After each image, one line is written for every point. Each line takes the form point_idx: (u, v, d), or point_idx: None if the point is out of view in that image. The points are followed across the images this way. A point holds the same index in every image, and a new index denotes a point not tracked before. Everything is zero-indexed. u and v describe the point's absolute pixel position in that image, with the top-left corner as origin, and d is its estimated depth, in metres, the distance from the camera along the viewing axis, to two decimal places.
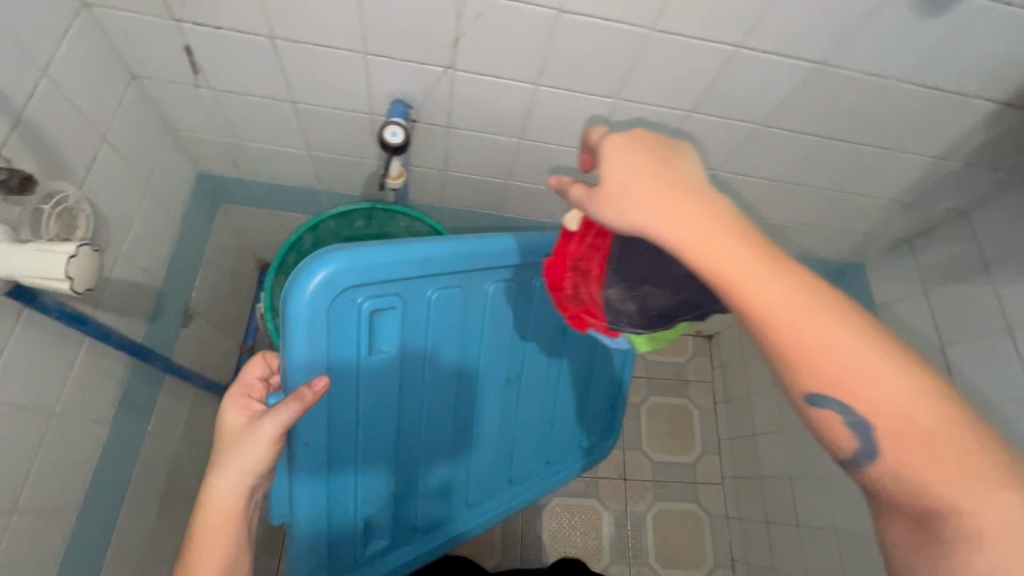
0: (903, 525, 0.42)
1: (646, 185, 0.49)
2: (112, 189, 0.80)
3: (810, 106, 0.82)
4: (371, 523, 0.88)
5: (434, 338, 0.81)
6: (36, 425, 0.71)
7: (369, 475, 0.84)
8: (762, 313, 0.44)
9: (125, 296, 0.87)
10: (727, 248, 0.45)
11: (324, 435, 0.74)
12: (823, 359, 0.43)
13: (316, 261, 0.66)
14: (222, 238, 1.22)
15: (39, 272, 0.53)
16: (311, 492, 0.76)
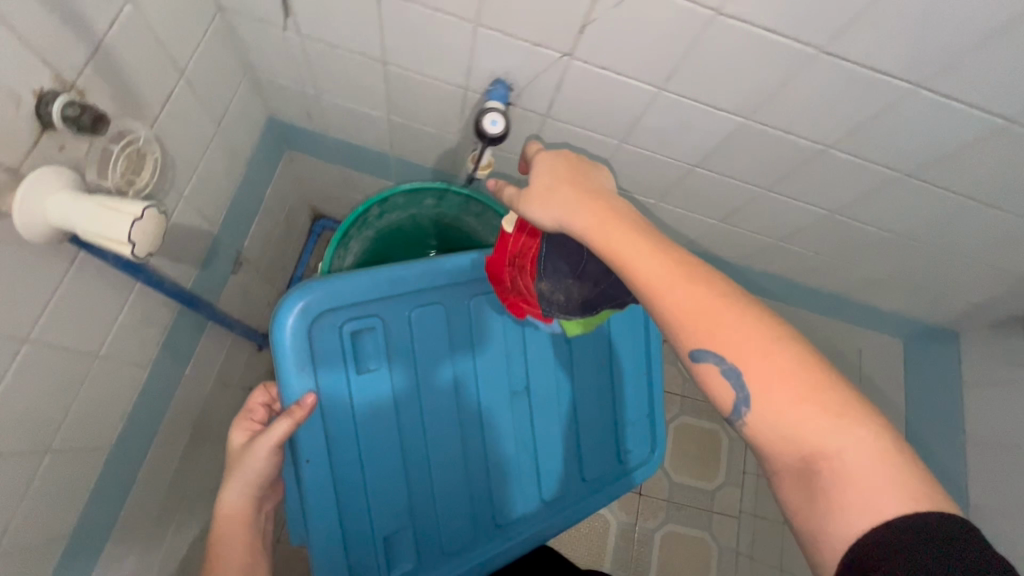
0: (787, 476, 0.46)
1: (563, 182, 0.60)
2: (183, 129, 0.75)
3: (973, 163, 0.70)
4: (392, 539, 0.85)
5: (420, 357, 0.85)
6: (79, 368, 0.69)
7: (380, 491, 0.83)
8: (647, 278, 0.51)
9: (181, 241, 0.82)
10: (611, 225, 0.55)
11: (323, 448, 0.79)
12: (692, 319, 0.49)
13: (293, 297, 0.76)
14: (283, 186, 1.17)
15: (102, 233, 0.48)
16: (320, 507, 0.79)
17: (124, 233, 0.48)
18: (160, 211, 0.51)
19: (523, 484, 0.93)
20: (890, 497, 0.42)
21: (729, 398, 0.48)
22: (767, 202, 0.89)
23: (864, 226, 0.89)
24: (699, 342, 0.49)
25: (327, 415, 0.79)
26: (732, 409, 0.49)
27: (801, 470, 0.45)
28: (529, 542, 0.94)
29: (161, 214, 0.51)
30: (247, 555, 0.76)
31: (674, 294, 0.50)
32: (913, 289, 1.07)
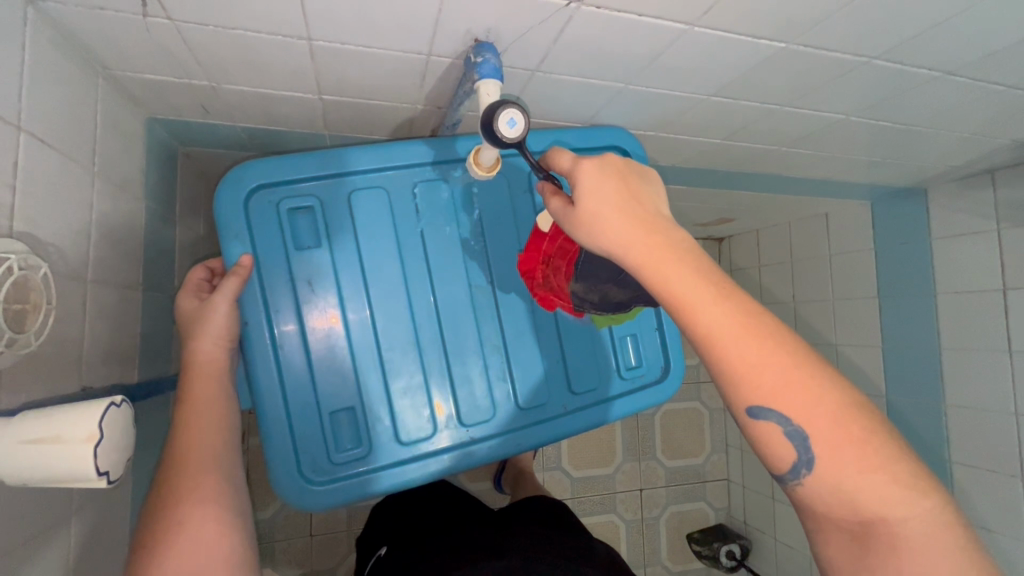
0: (834, 535, 0.46)
1: (610, 207, 0.49)
2: (49, 202, 0.52)
3: (1011, 57, 0.65)
4: (341, 427, 0.69)
5: (367, 236, 0.69)
6: (61, 545, 0.54)
7: (327, 372, 0.68)
8: (709, 330, 0.47)
9: (105, 333, 0.63)
10: (670, 267, 0.48)
11: (265, 318, 0.66)
12: (750, 376, 0.46)
13: (235, 167, 0.66)
14: (191, 193, 0.91)
15: (51, 473, 0.37)
16: (264, 380, 0.66)
17: (89, 466, 0.38)
18: (117, 405, 0.40)
19: (496, 373, 0.73)
20: (927, 543, 0.43)
21: (790, 459, 0.46)
22: (778, 115, 0.79)
23: (873, 122, 0.83)
24: (759, 402, 0.46)
25: (268, 284, 0.67)
26: (790, 468, 0.47)
27: (857, 537, 0.44)
28: (500, 450, 0.72)
29: (119, 407, 0.41)
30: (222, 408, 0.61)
31: (740, 352, 0.46)
32: (898, 165, 1.04)
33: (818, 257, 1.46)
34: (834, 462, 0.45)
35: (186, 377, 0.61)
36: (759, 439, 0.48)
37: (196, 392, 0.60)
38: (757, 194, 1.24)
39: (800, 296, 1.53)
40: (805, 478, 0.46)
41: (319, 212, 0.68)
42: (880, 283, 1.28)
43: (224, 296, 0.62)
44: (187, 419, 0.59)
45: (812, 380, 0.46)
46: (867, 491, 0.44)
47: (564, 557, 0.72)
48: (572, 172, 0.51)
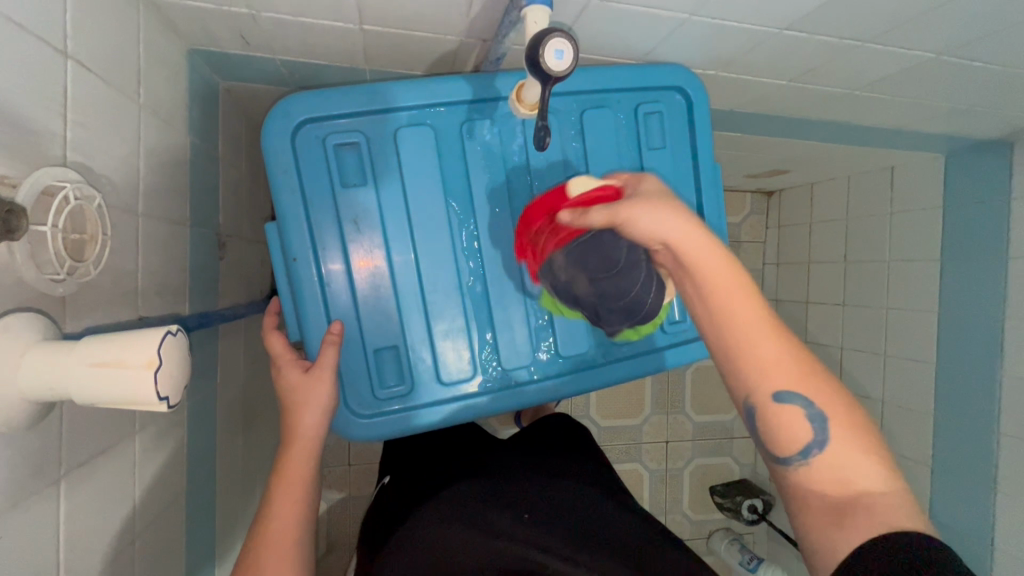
0: (818, 510, 0.46)
1: (679, 199, 0.52)
2: (98, 134, 0.52)
3: None
4: (385, 363, 0.70)
5: (413, 177, 0.67)
6: (127, 459, 0.59)
7: (372, 311, 0.68)
8: (748, 320, 0.49)
9: (157, 265, 0.65)
10: (720, 262, 0.50)
11: (315, 254, 0.67)
12: (776, 366, 0.48)
13: (281, 99, 0.64)
14: (233, 130, 0.91)
15: (116, 397, 0.39)
16: (311, 317, 0.67)
17: (150, 390, 0.39)
18: (173, 334, 0.41)
19: (537, 321, 0.73)
20: None
21: (806, 438, 0.47)
22: (856, 54, 0.72)
23: (966, 61, 0.74)
24: (787, 388, 0.48)
25: (315, 220, 0.66)
26: (801, 450, 0.48)
27: (837, 507, 0.45)
28: (538, 394, 0.73)
29: (174, 335, 0.41)
30: (312, 475, 0.60)
31: (768, 345, 0.49)
32: (987, 114, 0.94)
33: (879, 214, 1.37)
34: (836, 435, 0.47)
35: (282, 457, 0.60)
36: (771, 422, 0.49)
37: (291, 467, 0.59)
38: (819, 144, 1.16)
39: (853, 256, 1.46)
40: (813, 458, 0.47)
41: (366, 148, 0.66)
42: (946, 245, 1.20)
43: (328, 366, 0.63)
44: (279, 495, 0.58)
45: (826, 377, 0.49)
46: (852, 466, 0.46)
47: (569, 478, 0.75)
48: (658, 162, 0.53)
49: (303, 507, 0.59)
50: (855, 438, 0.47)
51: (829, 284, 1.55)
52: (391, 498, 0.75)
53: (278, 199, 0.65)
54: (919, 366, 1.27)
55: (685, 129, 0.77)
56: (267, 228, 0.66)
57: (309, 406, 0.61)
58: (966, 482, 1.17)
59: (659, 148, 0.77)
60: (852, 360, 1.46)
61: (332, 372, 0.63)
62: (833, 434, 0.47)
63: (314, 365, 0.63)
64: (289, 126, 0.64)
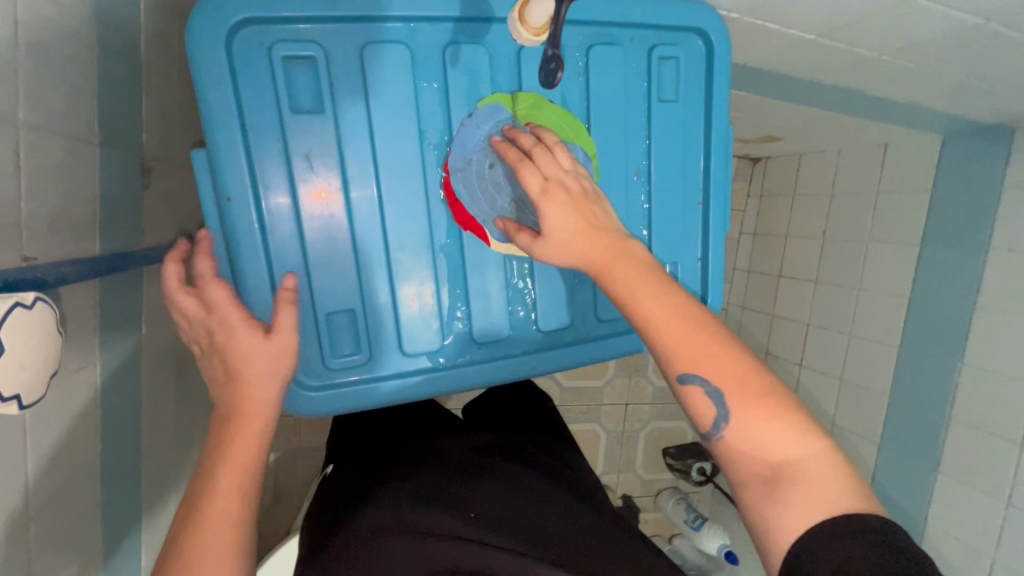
0: (749, 482, 0.43)
1: (570, 219, 0.50)
2: None
3: None
4: (340, 328, 0.60)
5: (381, 107, 0.55)
6: (13, 427, 0.48)
7: (324, 267, 0.57)
8: (650, 317, 0.47)
9: (52, 192, 0.52)
10: (619, 268, 0.49)
11: (256, 194, 0.54)
12: (681, 347, 0.45)
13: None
14: (162, 29, 0.75)
15: None
16: (250, 270, 0.55)
17: (11, 375, 0.38)
18: (24, 308, 0.38)
19: (516, 291, 0.64)
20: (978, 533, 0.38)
21: (712, 418, 0.45)
22: (898, 11, 0.63)
23: (1009, 31, 0.67)
24: (695, 372, 0.45)
25: (258, 152, 0.54)
26: (713, 426, 0.45)
27: (768, 477, 0.42)
28: (513, 371, 0.65)
29: (29, 307, 0.39)
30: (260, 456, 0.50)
31: (674, 327, 0.46)
32: (1001, 95, 0.89)
33: (866, 191, 1.33)
34: (745, 412, 0.44)
35: (223, 433, 0.49)
36: (689, 406, 0.46)
37: (231, 449, 0.49)
38: (822, 112, 1.09)
39: (832, 233, 1.43)
40: (724, 434, 0.45)
41: (324, 65, 0.53)
42: (928, 230, 1.18)
43: (285, 328, 0.52)
44: (215, 482, 0.48)
45: (744, 361, 0.45)
46: (765, 434, 0.43)
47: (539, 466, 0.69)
48: (538, 186, 0.51)
49: (248, 494, 0.49)
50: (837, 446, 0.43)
51: (804, 260, 1.52)
52: (341, 483, 0.67)
53: (209, 120, 0.52)
54: (882, 347, 1.28)
55: (703, 80, 0.67)
56: (194, 156, 0.54)
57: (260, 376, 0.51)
58: (909, 461, 1.21)
59: (671, 102, 0.67)
60: (817, 338, 1.47)
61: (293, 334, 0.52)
62: (735, 409, 0.44)
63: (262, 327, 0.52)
64: (224, 27, 0.50)
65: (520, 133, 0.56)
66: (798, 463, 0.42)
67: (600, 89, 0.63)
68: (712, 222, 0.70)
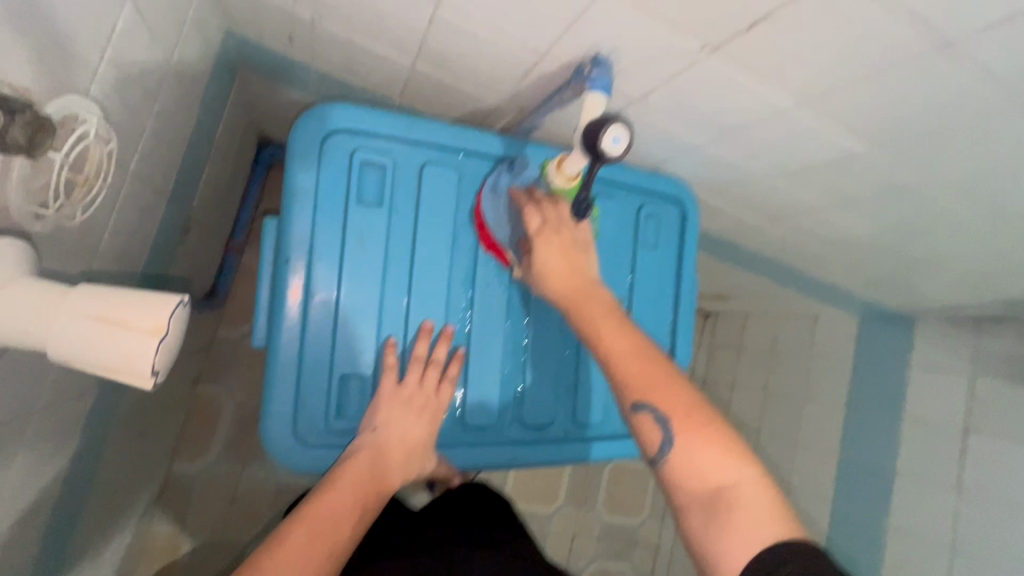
0: (693, 510, 0.48)
1: (555, 259, 0.61)
2: (130, 82, 0.50)
3: None
4: (349, 393, 0.64)
5: (428, 211, 0.67)
6: (19, 439, 0.49)
7: (349, 332, 0.64)
8: (610, 350, 0.55)
9: (129, 231, 0.59)
10: (587, 306, 0.58)
11: (308, 261, 0.62)
12: (634, 376, 0.52)
13: (321, 103, 0.63)
14: (235, 118, 0.88)
15: (104, 364, 0.36)
16: (286, 325, 0.62)
17: (79, 322, 0.36)
18: (184, 305, 0.38)
19: (510, 386, 0.72)
20: None
21: (654, 439, 0.50)
22: (822, 215, 0.84)
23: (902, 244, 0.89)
24: (644, 398, 0.51)
25: (319, 228, 0.63)
26: (656, 447, 0.51)
27: (707, 502, 0.47)
28: (496, 459, 0.71)
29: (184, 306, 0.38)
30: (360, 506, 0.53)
31: (633, 362, 0.53)
32: (903, 292, 1.11)
33: (800, 356, 1.52)
34: (685, 440, 0.49)
35: (325, 488, 0.52)
36: (635, 429, 0.52)
37: (334, 497, 0.52)
38: (763, 281, 1.29)
39: (774, 388, 1.59)
40: (668, 457, 0.50)
41: (390, 172, 0.66)
42: (852, 395, 1.34)
43: (417, 387, 0.63)
44: (305, 519, 0.48)
45: (693, 394, 0.51)
46: (706, 460, 0.48)
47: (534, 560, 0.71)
48: (534, 228, 0.62)
49: (349, 538, 0.50)
50: (772, 481, 0.48)
51: (749, 411, 1.65)
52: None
53: (289, 196, 0.62)
54: (818, 502, 1.36)
55: (678, 237, 0.84)
56: (265, 223, 0.63)
57: (398, 418, 0.60)
58: None
59: (651, 249, 0.82)
60: None
61: (433, 383, 0.63)
62: (675, 434, 0.50)
63: (404, 386, 0.62)
64: (323, 131, 0.63)
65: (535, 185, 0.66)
66: (730, 489, 0.46)
67: (600, 230, 0.78)
68: (677, 352, 0.83)
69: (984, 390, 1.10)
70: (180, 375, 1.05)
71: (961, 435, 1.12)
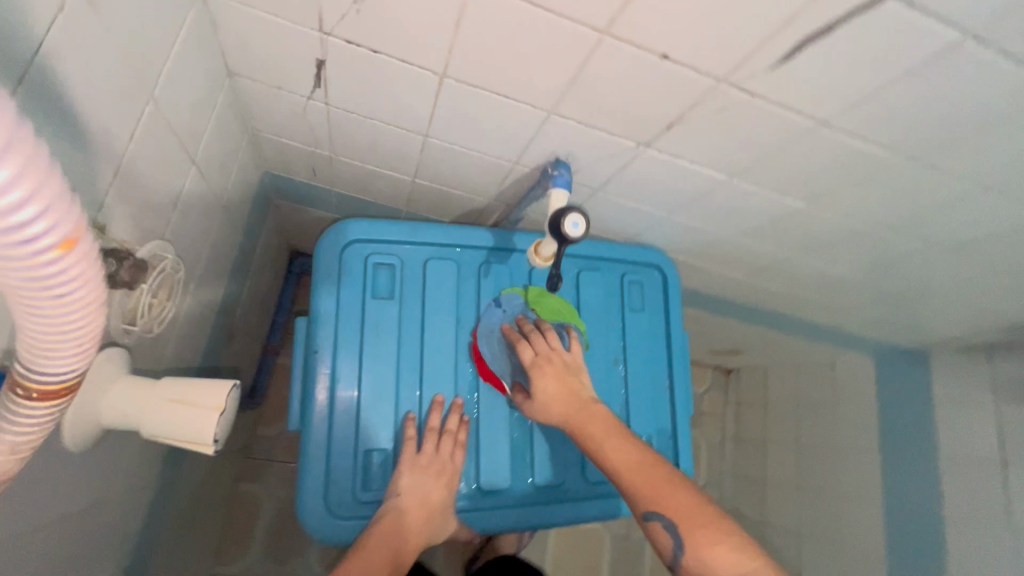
0: None
1: (553, 386, 0.69)
2: (192, 223, 0.64)
3: (1005, 249, 0.75)
4: (373, 467, 0.72)
5: (433, 299, 0.78)
6: (95, 526, 0.58)
7: (371, 412, 0.72)
8: (615, 464, 0.61)
9: (187, 341, 0.71)
10: (587, 425, 0.65)
11: (334, 351, 0.73)
12: (641, 487, 0.58)
13: (339, 220, 0.77)
14: (271, 238, 1.03)
15: (179, 434, 0.47)
16: (316, 408, 0.71)
17: (165, 404, 0.47)
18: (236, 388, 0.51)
19: (521, 449, 0.77)
20: None
21: (669, 544, 0.55)
22: (795, 263, 0.92)
23: (880, 282, 0.95)
24: (654, 507, 0.57)
25: (342, 322, 0.74)
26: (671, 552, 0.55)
27: None
28: (513, 520, 0.75)
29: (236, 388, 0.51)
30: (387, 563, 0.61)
31: (636, 472, 0.59)
32: (905, 327, 1.15)
33: (824, 404, 1.51)
34: (698, 540, 0.54)
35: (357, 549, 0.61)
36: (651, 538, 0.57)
37: (364, 557, 0.60)
38: (767, 331, 1.34)
39: (805, 440, 1.56)
40: (685, 560, 0.54)
41: (399, 270, 0.78)
42: (883, 438, 1.32)
43: (434, 454, 0.70)
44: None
45: (695, 494, 0.57)
46: (721, 556, 0.53)
47: None
48: (531, 362, 0.70)
49: None
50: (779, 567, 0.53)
51: (784, 466, 1.61)
52: None
53: (315, 298, 0.74)
54: (872, 557, 1.30)
55: (663, 298, 0.92)
56: (296, 322, 0.74)
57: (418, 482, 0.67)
58: None
59: (639, 311, 0.90)
60: (811, 549, 1.47)
61: (447, 450, 0.70)
62: (688, 537, 0.54)
63: (422, 453, 0.69)
64: (341, 242, 0.76)
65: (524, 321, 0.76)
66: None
67: (588, 299, 0.87)
68: (677, 404, 0.88)
69: (1012, 418, 1.09)
70: (222, 473, 1.13)
71: (1000, 468, 1.09)
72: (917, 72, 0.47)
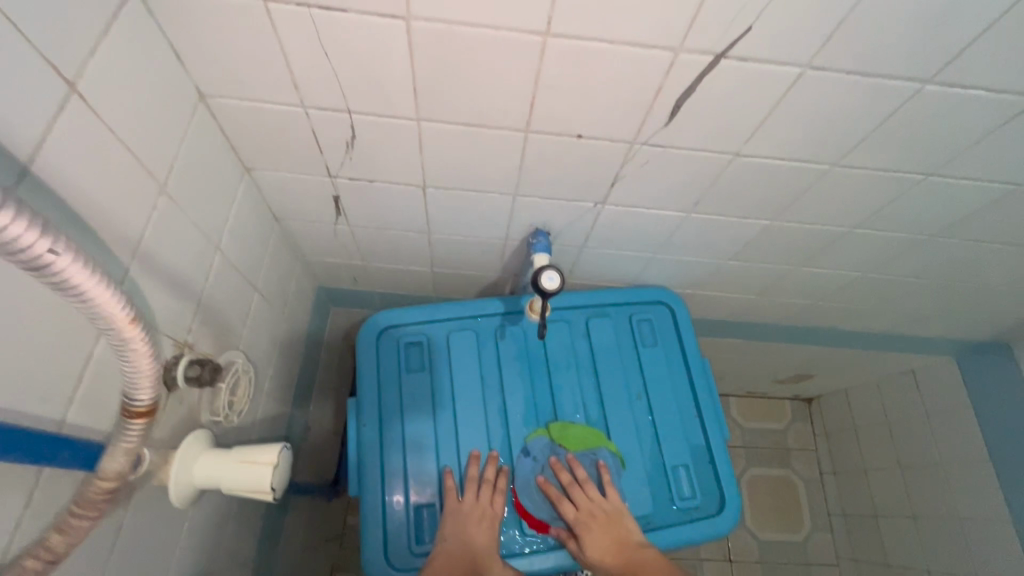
0: None
1: (603, 544, 0.76)
2: (261, 336, 0.82)
3: (998, 220, 0.75)
4: (423, 520, 0.81)
5: (459, 366, 0.90)
6: None
7: (417, 472, 0.83)
8: None
9: (266, 432, 0.87)
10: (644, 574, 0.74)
11: (379, 422, 0.86)
12: None
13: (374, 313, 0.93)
14: (333, 340, 1.22)
15: (244, 485, 0.60)
16: (370, 473, 0.83)
17: (231, 462, 0.60)
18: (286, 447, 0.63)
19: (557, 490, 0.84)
20: None
21: None
22: (800, 274, 0.94)
23: (899, 278, 0.94)
24: None
25: (384, 396, 0.87)
26: None
27: None
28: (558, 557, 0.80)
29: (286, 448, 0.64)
30: None
31: None
32: (960, 318, 1.09)
33: (915, 417, 1.39)
34: None
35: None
36: None
37: None
38: (817, 348, 1.30)
39: (905, 460, 1.42)
40: None
41: (427, 345, 0.91)
42: (987, 443, 1.20)
43: (474, 499, 0.78)
44: None
45: None
46: None
47: None
48: (578, 522, 0.78)
49: None
50: None
51: (892, 494, 1.46)
52: None
53: (360, 380, 0.88)
54: None
55: (675, 330, 0.97)
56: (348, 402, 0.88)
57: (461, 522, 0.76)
58: None
59: (653, 346, 0.95)
60: None
61: (485, 496, 0.79)
62: None
63: (464, 500, 0.78)
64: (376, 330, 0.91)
65: (560, 469, 0.83)
66: None
67: (601, 343, 0.94)
68: (708, 430, 0.90)
69: None
70: (315, 558, 1.25)
71: None
72: (783, 105, 0.56)
